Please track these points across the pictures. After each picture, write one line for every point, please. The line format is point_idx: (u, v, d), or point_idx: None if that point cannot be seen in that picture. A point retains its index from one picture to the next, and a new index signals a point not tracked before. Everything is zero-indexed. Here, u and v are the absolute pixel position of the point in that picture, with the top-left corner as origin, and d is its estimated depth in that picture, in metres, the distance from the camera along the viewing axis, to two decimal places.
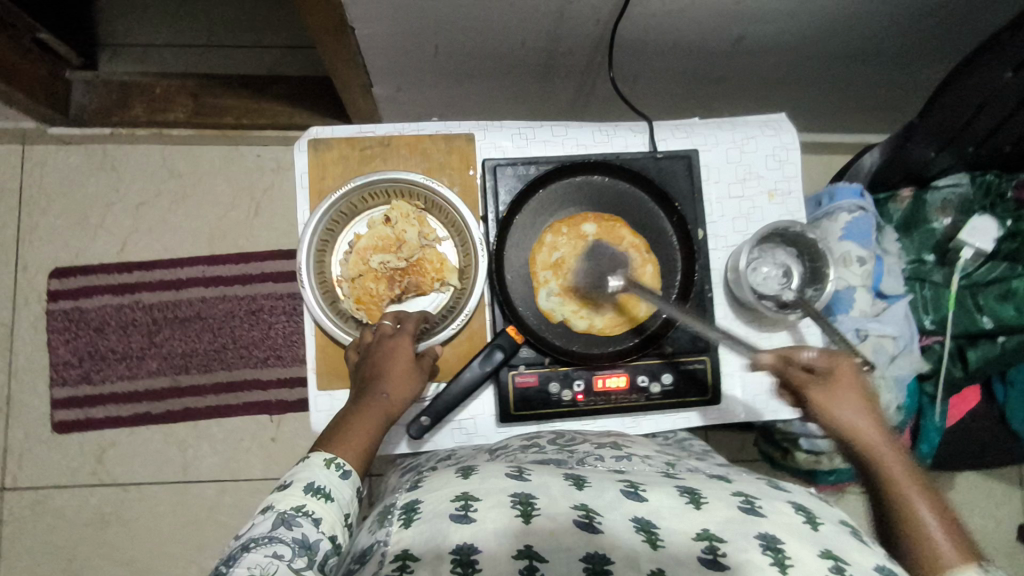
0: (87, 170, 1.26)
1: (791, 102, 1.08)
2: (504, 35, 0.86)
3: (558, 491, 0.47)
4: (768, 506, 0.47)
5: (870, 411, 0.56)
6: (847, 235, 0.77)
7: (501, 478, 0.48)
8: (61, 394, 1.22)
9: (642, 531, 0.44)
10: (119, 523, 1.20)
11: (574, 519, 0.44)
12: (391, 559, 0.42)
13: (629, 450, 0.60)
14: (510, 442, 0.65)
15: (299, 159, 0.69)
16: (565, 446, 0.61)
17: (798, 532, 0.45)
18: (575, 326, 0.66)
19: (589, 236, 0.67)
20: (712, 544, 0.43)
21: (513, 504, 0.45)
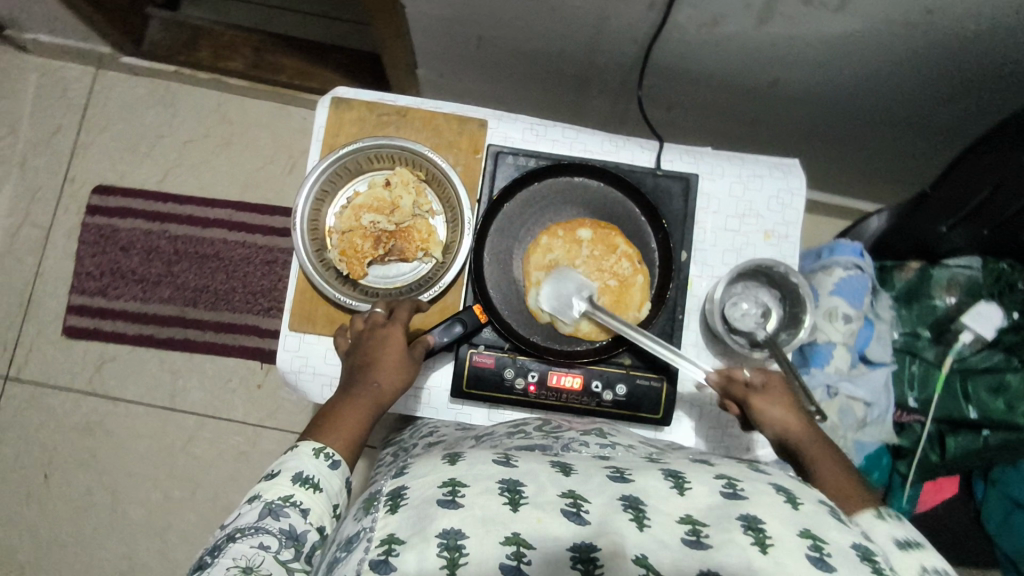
0: (148, 101, 1.35)
1: (822, 158, 1.07)
2: (543, 40, 0.89)
3: (547, 477, 0.43)
4: (750, 487, 0.44)
5: (795, 410, 0.60)
6: (837, 291, 0.77)
7: (489, 462, 0.45)
8: (77, 302, 1.29)
9: (629, 510, 0.41)
10: (102, 434, 1.26)
11: (562, 508, 0.41)
12: (378, 543, 0.40)
13: (614, 439, 0.58)
14: (496, 429, 0.63)
15: (319, 113, 0.73)
16: (551, 432, 0.60)
17: (780, 512, 0.41)
18: (562, 328, 0.67)
19: (583, 241, 0.68)
20: (696, 527, 0.41)
21: (501, 491, 0.41)
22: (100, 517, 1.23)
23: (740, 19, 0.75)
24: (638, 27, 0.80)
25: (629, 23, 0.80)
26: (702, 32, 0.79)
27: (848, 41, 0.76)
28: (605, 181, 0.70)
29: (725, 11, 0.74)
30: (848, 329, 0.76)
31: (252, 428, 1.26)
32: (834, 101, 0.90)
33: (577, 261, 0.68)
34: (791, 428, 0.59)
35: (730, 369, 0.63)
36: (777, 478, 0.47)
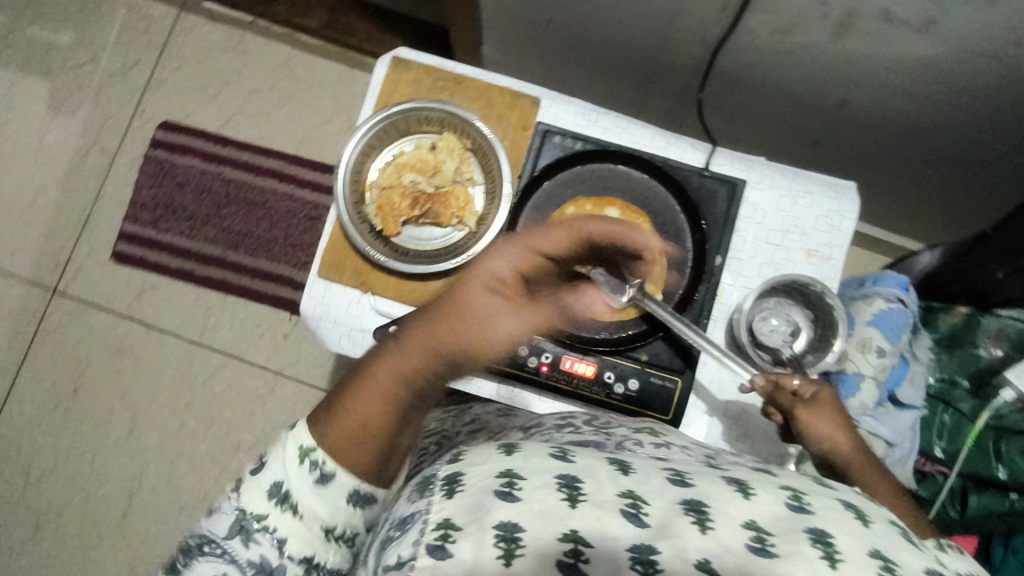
0: (223, 47, 1.39)
1: (881, 189, 1.04)
2: (611, 30, 0.88)
3: (605, 475, 0.38)
4: (819, 498, 0.37)
5: (845, 426, 0.57)
6: (875, 322, 0.74)
7: (544, 455, 0.40)
8: (130, 229, 1.35)
9: (691, 513, 0.35)
10: (133, 357, 1.31)
11: (620, 508, 0.35)
12: (432, 527, 0.36)
13: (668, 438, 0.52)
14: (544, 420, 0.58)
15: (378, 69, 0.74)
16: (602, 428, 0.54)
17: (853, 526, 0.35)
18: None
19: (609, 220, 0.68)
20: (760, 535, 0.35)
21: (558, 486, 0.36)
22: (120, 435, 1.28)
23: (816, 30, 0.73)
24: (709, 27, 0.79)
25: (700, 22, 0.78)
26: (773, 39, 0.77)
27: (927, 65, 0.73)
28: (650, 175, 0.69)
29: (801, 19, 0.72)
30: (881, 362, 0.73)
31: (272, 375, 1.29)
32: (904, 130, 0.86)
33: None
34: (837, 443, 0.56)
35: (779, 375, 0.60)
36: (842, 492, 0.40)
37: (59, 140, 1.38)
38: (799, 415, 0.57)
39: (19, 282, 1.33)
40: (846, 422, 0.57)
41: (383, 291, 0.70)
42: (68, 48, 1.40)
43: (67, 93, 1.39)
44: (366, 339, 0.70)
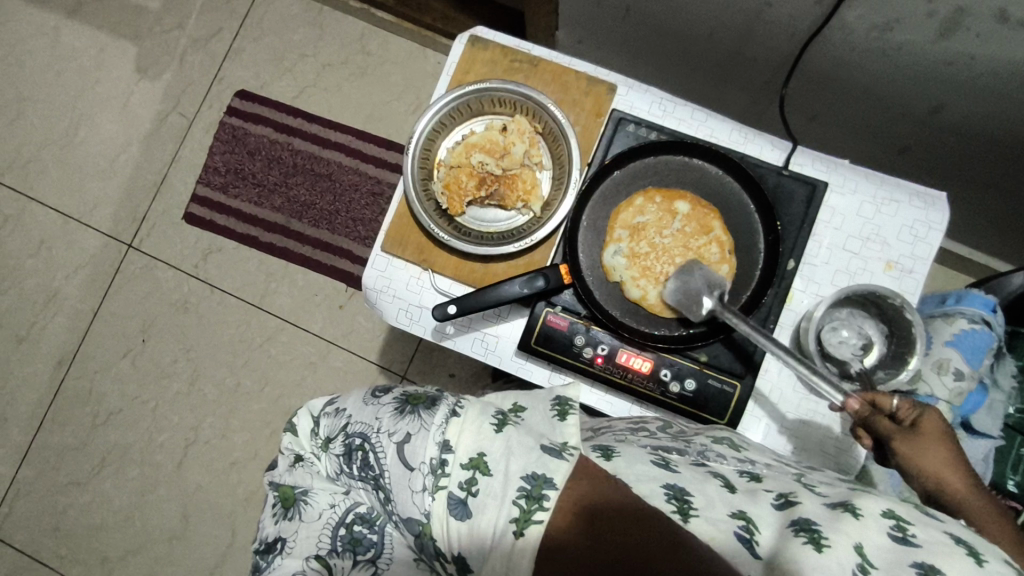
0: (301, 20, 1.42)
1: (970, 202, 0.97)
2: (693, 20, 0.85)
3: (714, 491, 0.46)
4: (923, 534, 0.42)
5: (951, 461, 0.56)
6: (955, 342, 0.69)
7: (646, 463, 0.49)
8: (201, 192, 1.40)
9: (801, 532, 0.42)
10: (196, 315, 1.36)
11: (734, 530, 0.43)
12: None
13: (748, 454, 0.56)
14: (614, 424, 0.62)
15: (456, 47, 0.74)
16: (678, 436, 0.59)
17: (957, 563, 0.40)
18: (628, 292, 0.66)
19: (678, 214, 0.67)
20: (865, 565, 0.40)
21: (668, 498, 0.44)
22: (180, 388, 1.35)
23: (918, 28, 0.68)
24: (799, 19, 0.75)
25: (790, 14, 0.75)
26: (871, 36, 0.73)
27: None
28: (726, 170, 0.67)
29: (902, 15, 0.68)
30: (957, 386, 0.69)
31: (325, 343, 1.33)
32: (1005, 140, 0.80)
33: (666, 229, 0.66)
34: (942, 475, 0.55)
35: (875, 395, 0.57)
36: (948, 525, 0.45)
37: (144, 102, 1.44)
38: (897, 446, 0.56)
39: (99, 235, 1.40)
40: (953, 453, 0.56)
41: (443, 269, 0.71)
42: (158, 14, 1.45)
43: (154, 57, 1.45)
44: (423, 315, 0.71)
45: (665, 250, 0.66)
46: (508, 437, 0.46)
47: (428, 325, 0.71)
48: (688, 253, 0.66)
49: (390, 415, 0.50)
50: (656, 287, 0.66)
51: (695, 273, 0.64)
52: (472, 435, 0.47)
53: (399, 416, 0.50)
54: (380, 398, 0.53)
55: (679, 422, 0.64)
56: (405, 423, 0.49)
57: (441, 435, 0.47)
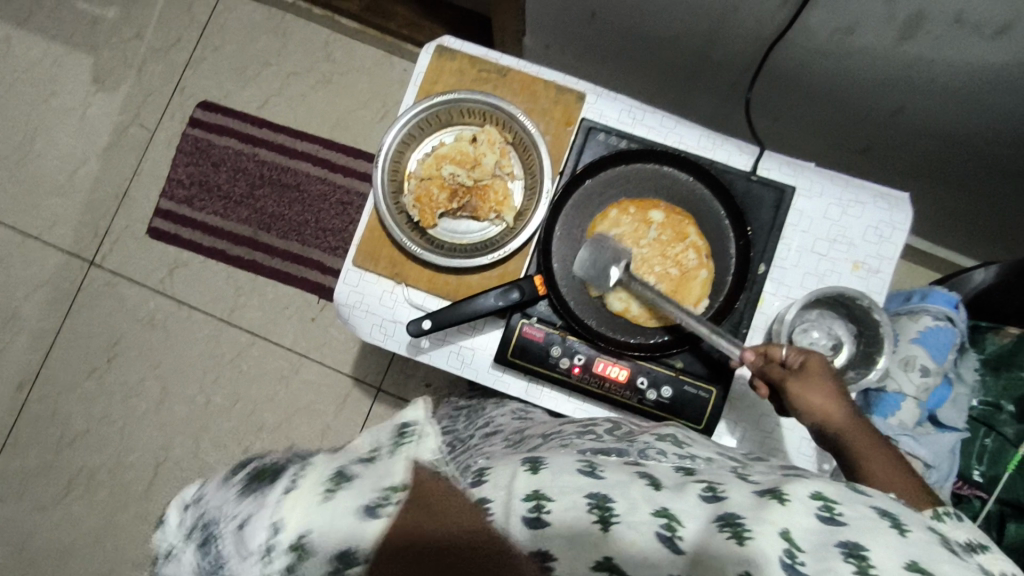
0: (264, 28, 1.39)
1: (930, 199, 1.00)
2: (659, 26, 0.86)
3: (637, 491, 0.38)
4: (849, 508, 0.37)
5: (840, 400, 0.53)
6: (920, 340, 0.71)
7: (572, 471, 0.40)
8: (165, 206, 1.36)
9: (725, 529, 0.36)
10: (163, 332, 1.33)
11: (654, 531, 0.36)
12: (526, 496, 0.37)
13: (690, 449, 0.50)
14: (565, 427, 0.59)
15: (422, 57, 0.73)
16: (625, 436, 0.55)
17: (883, 540, 0.35)
18: (609, 305, 0.66)
19: (653, 223, 0.67)
20: (792, 548, 0.35)
21: (589, 507, 0.36)
22: (148, 406, 1.31)
23: (876, 33, 0.70)
24: (763, 25, 0.76)
25: (753, 19, 0.76)
26: (832, 40, 0.74)
27: (994, 73, 0.70)
28: (695, 177, 0.67)
29: (862, 19, 0.69)
30: (923, 382, 0.70)
31: (297, 356, 1.31)
32: (961, 140, 0.83)
33: (642, 240, 0.67)
34: (830, 416, 0.52)
35: (768, 346, 0.58)
36: (874, 496, 0.39)
37: (102, 114, 1.40)
38: (789, 388, 0.54)
39: (58, 252, 1.35)
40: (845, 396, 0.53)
41: (417, 282, 0.70)
42: (115, 23, 1.41)
43: (111, 68, 1.41)
44: (398, 330, 0.70)
45: (643, 262, 0.67)
46: (336, 507, 0.33)
47: (403, 340, 0.70)
48: (665, 263, 0.67)
49: (231, 498, 0.36)
50: (638, 300, 0.66)
51: (602, 246, 0.66)
52: (303, 511, 0.34)
53: (242, 495, 0.36)
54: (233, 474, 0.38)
55: (631, 418, 0.62)
56: (246, 505, 0.35)
57: (274, 516, 0.34)
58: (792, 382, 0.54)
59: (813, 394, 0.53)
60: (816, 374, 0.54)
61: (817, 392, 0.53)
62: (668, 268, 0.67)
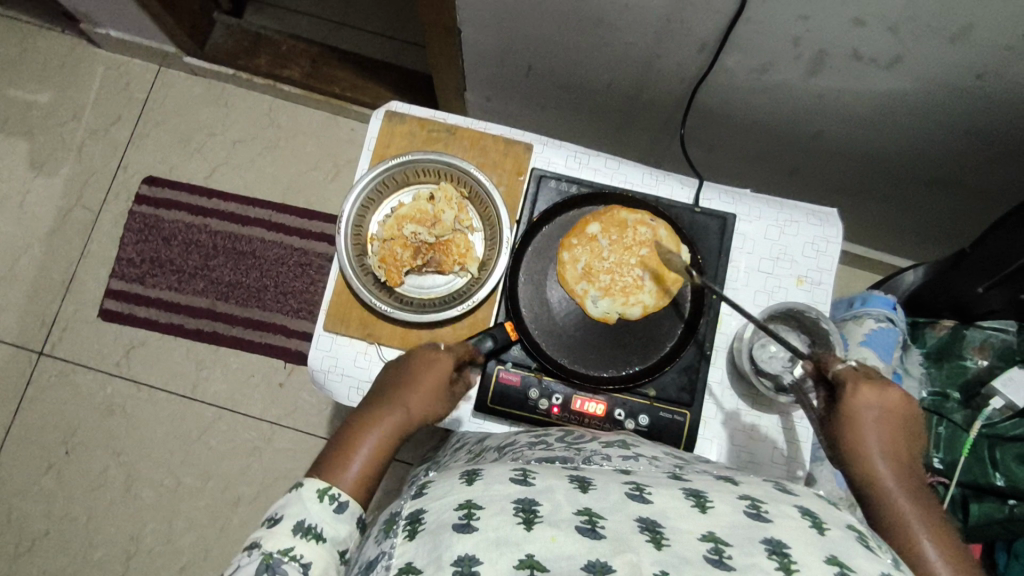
0: (205, 100, 1.40)
1: (857, 210, 1.08)
2: (592, 74, 0.92)
3: (563, 496, 0.43)
4: (775, 511, 0.42)
5: (892, 440, 0.55)
6: (868, 342, 0.76)
7: (506, 481, 0.45)
8: (116, 286, 1.33)
9: (646, 531, 0.40)
10: (123, 416, 1.28)
11: (577, 526, 0.40)
12: (457, 507, 0.43)
13: (637, 450, 0.56)
14: (518, 438, 0.62)
15: (373, 123, 0.76)
16: (574, 443, 0.58)
17: (803, 536, 0.40)
18: (632, 315, 0.69)
19: (597, 235, 0.70)
20: (718, 545, 0.39)
21: (515, 511, 0.42)
22: (113, 497, 1.25)
23: (790, 68, 0.77)
24: (687, 67, 0.82)
25: (677, 62, 0.82)
26: (751, 77, 0.81)
27: (898, 98, 0.77)
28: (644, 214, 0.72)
29: (774, 58, 0.76)
30: None
31: (268, 425, 1.28)
32: (875, 155, 0.90)
33: (605, 255, 0.70)
34: (869, 447, 0.55)
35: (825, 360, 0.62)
36: (802, 499, 0.45)
37: (41, 199, 1.37)
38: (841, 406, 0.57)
39: (3, 345, 1.30)
40: (895, 440, 0.56)
41: (390, 341, 0.71)
42: (49, 107, 1.40)
43: (48, 152, 1.38)
44: None
45: (619, 276, 0.69)
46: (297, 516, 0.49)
47: None
48: (635, 262, 0.69)
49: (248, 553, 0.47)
50: (639, 306, 0.69)
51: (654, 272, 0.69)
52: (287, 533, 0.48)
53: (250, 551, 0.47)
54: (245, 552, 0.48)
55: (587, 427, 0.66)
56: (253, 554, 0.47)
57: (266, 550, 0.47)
58: (845, 407, 0.57)
59: (866, 420, 0.56)
60: (879, 405, 0.56)
61: (869, 422, 0.56)
62: (638, 265, 0.69)
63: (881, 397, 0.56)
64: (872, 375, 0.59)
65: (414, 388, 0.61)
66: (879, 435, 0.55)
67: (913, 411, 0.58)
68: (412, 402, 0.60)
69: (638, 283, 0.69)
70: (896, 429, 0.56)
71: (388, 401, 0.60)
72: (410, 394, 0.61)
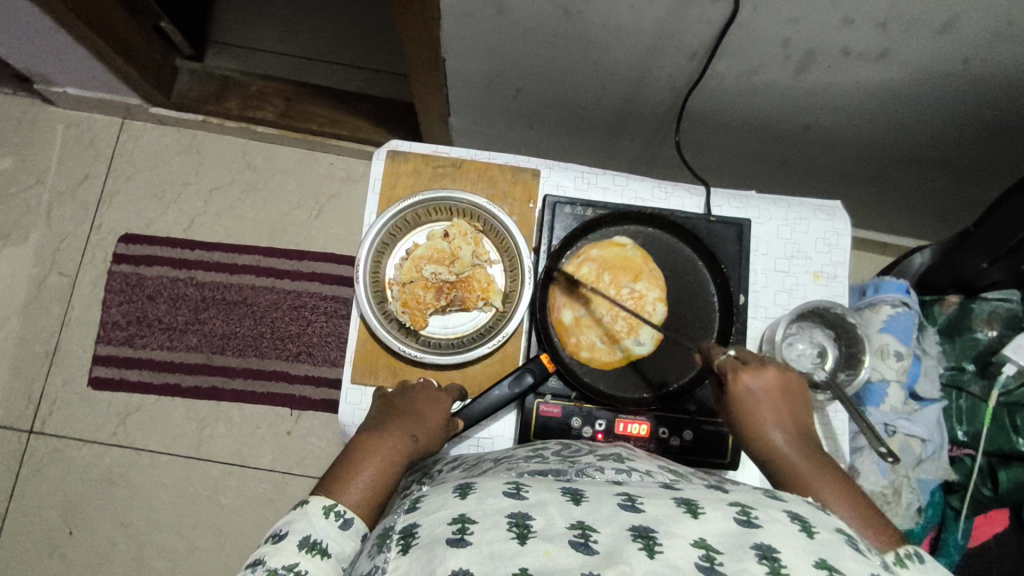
0: (176, 149, 1.36)
1: (846, 195, 1.10)
2: (581, 90, 0.91)
3: (556, 508, 0.43)
4: (765, 516, 0.42)
5: (785, 414, 0.55)
6: (887, 328, 0.78)
7: (498, 496, 0.45)
8: (104, 351, 1.28)
9: (638, 539, 0.40)
10: (126, 486, 1.23)
11: (570, 539, 0.41)
12: (451, 520, 0.43)
13: (632, 464, 0.54)
14: (516, 451, 0.62)
15: (376, 165, 0.74)
16: (569, 457, 0.57)
17: (795, 542, 0.40)
18: (661, 314, 0.69)
19: (569, 314, 0.68)
20: (709, 552, 0.39)
21: (508, 526, 0.41)
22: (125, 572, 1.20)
23: (780, 68, 0.78)
24: (678, 76, 0.83)
25: (669, 73, 0.82)
26: (741, 80, 0.82)
27: (887, 87, 0.79)
28: (663, 229, 0.72)
29: (764, 61, 0.77)
30: (902, 365, 0.77)
31: (281, 476, 1.24)
32: (863, 142, 0.92)
33: (596, 312, 0.68)
34: (761, 427, 0.55)
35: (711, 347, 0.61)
36: (792, 505, 0.45)
37: (12, 270, 1.31)
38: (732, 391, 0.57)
39: None
40: (787, 413, 0.55)
41: None
42: (10, 174, 1.34)
43: (14, 221, 1.32)
44: None
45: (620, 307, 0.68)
46: (296, 532, 0.50)
47: None
48: (616, 287, 0.68)
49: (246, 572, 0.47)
50: (654, 300, 0.69)
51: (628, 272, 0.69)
52: (290, 549, 0.48)
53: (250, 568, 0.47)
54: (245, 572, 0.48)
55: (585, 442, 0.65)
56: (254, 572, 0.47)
57: (268, 566, 0.47)
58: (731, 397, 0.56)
59: (753, 404, 0.56)
60: (759, 386, 0.56)
61: (756, 406, 0.55)
62: (618, 286, 0.68)
63: (759, 378, 0.56)
64: (747, 357, 0.59)
65: (423, 418, 0.62)
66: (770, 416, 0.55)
67: (796, 377, 0.58)
68: (419, 430, 0.60)
69: (636, 294, 0.68)
70: (784, 405, 0.56)
71: (396, 427, 0.60)
72: (416, 422, 0.61)
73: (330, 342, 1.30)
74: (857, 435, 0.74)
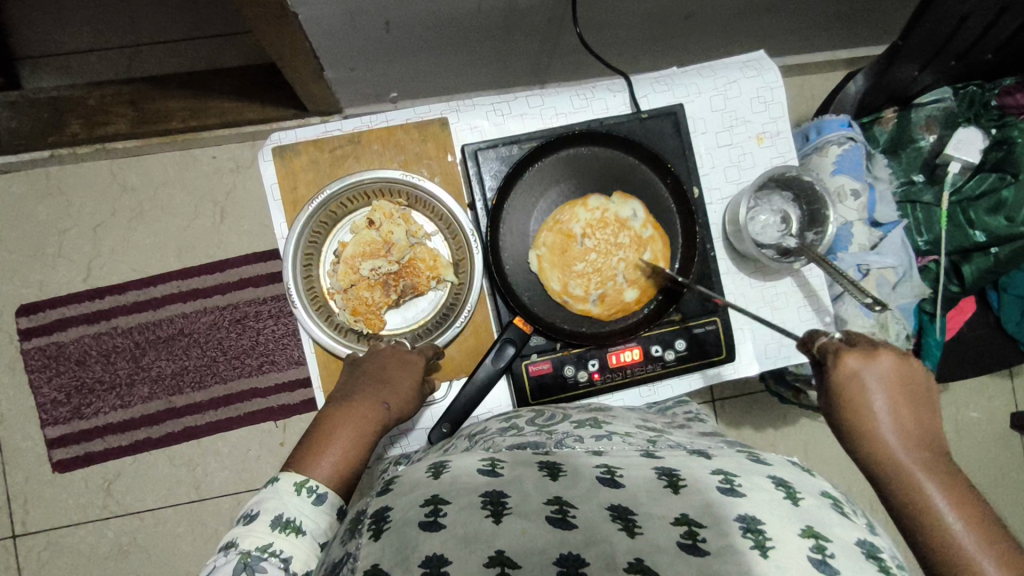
0: (36, 194, 1.19)
1: (759, 28, 1.04)
2: (459, 7, 0.80)
3: (532, 484, 0.42)
4: (748, 483, 0.42)
5: (907, 408, 0.52)
6: (839, 168, 0.76)
7: (473, 474, 0.43)
8: (54, 433, 1.18)
9: (618, 520, 0.39)
10: (140, 551, 1.18)
11: (547, 516, 0.39)
12: (424, 503, 0.40)
13: (609, 428, 0.53)
14: (488, 426, 0.58)
15: (266, 169, 0.65)
16: (544, 426, 0.55)
17: (779, 511, 0.40)
18: (619, 206, 0.66)
19: (626, 291, 0.66)
20: (692, 528, 0.39)
21: (483, 505, 0.40)
22: None
23: None
24: None
25: None
26: None
27: None
28: (597, 143, 0.66)
29: None
30: (860, 200, 0.76)
31: None
32: None
33: (612, 267, 0.66)
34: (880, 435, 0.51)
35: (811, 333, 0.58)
36: (775, 469, 0.46)
37: None
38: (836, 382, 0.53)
39: None
40: (905, 409, 0.52)
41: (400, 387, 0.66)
42: None
43: None
44: (418, 435, 0.66)
45: (605, 240, 0.66)
46: (268, 511, 0.49)
47: (416, 435, 0.66)
48: (582, 256, 0.66)
49: (222, 557, 0.47)
50: (586, 207, 0.66)
51: (547, 232, 0.65)
52: (262, 529, 0.48)
53: (225, 551, 0.48)
54: (223, 553, 0.48)
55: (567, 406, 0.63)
56: (230, 555, 0.47)
57: (241, 550, 0.47)
58: (838, 386, 0.53)
59: (857, 395, 0.52)
60: (872, 373, 0.52)
61: (870, 399, 0.52)
62: (584, 255, 0.66)
63: (870, 364, 0.53)
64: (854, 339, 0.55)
65: (391, 384, 0.58)
66: (881, 405, 0.52)
67: (914, 360, 0.54)
68: (390, 397, 0.57)
69: (588, 234, 0.66)
70: (902, 395, 0.52)
71: (362, 395, 0.57)
72: (385, 388, 0.57)
73: (287, 342, 1.21)
74: (834, 285, 0.74)
